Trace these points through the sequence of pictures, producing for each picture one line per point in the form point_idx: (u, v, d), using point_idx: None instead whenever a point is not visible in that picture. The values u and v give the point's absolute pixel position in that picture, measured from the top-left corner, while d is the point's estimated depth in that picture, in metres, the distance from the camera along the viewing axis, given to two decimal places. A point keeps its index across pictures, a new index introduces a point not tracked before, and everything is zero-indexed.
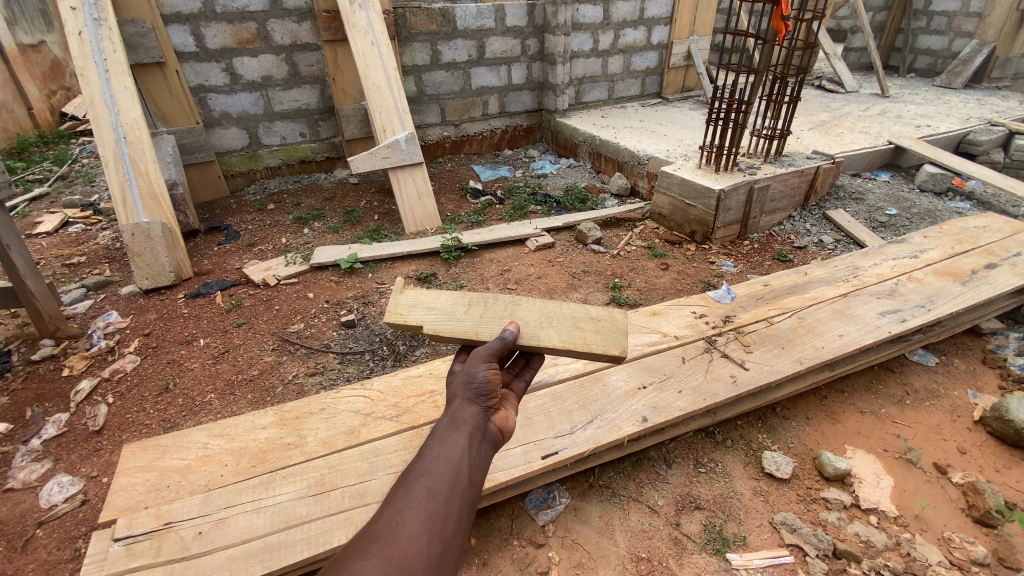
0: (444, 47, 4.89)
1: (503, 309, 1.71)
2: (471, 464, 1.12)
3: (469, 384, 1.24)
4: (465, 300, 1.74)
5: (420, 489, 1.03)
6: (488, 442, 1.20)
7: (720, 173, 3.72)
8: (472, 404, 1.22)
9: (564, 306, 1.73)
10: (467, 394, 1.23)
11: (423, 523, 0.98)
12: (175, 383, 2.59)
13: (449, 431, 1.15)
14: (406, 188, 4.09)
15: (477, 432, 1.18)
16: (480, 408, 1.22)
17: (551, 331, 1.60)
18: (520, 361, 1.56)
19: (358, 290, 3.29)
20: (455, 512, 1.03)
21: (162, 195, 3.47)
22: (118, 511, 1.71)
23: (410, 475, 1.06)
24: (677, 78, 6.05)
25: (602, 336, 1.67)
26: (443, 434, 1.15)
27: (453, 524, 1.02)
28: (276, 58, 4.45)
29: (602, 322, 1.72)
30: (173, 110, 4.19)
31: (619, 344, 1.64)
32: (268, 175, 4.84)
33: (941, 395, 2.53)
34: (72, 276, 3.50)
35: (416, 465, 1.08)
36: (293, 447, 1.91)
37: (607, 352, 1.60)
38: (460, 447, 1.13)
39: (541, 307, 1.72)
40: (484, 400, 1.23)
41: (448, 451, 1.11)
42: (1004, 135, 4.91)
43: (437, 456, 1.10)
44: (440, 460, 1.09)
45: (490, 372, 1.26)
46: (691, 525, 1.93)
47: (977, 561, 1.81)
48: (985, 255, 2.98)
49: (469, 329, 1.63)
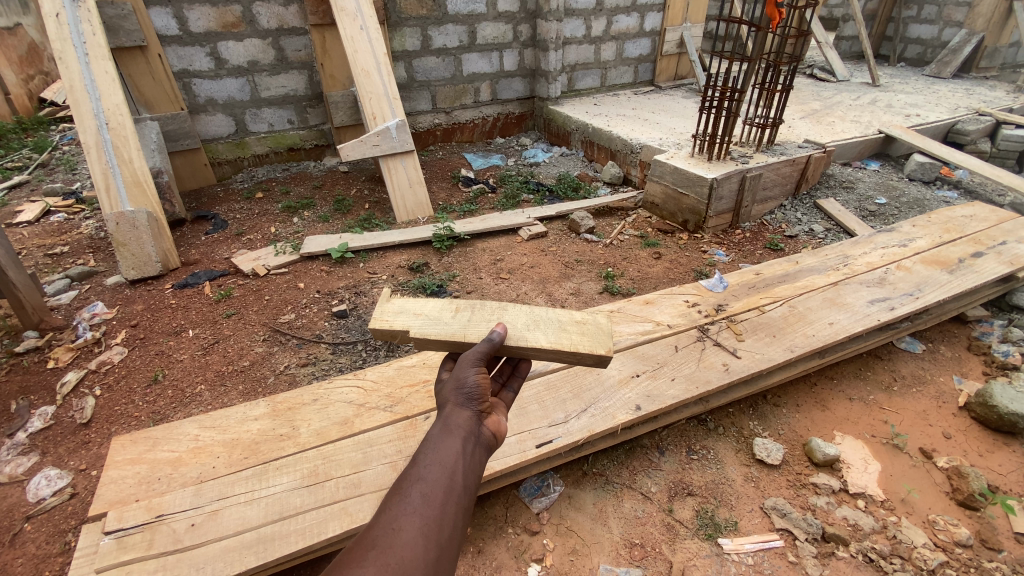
0: (434, 32, 4.81)
1: (490, 313, 1.71)
2: (465, 469, 1.11)
3: (460, 389, 1.22)
4: (452, 307, 1.75)
5: (416, 495, 1.03)
6: (481, 447, 1.19)
7: (713, 162, 3.73)
8: (465, 409, 1.21)
9: (550, 310, 1.73)
10: (458, 400, 1.21)
11: (419, 529, 0.99)
12: (164, 375, 2.55)
13: (443, 436, 1.14)
14: (396, 176, 4.05)
15: (470, 437, 1.17)
16: (472, 412, 1.21)
17: (537, 333, 1.59)
18: (507, 368, 1.54)
19: (348, 280, 3.26)
20: (450, 518, 1.03)
21: (147, 182, 3.40)
22: (108, 504, 1.69)
23: (403, 482, 1.06)
24: (670, 65, 6.01)
25: (588, 338, 1.65)
26: (436, 440, 1.14)
27: (449, 530, 1.02)
28: (262, 42, 4.35)
29: (586, 324, 1.71)
30: (157, 96, 4.09)
31: (604, 345, 1.62)
32: (255, 163, 4.76)
33: (927, 381, 2.57)
34: (55, 266, 3.43)
35: (410, 472, 1.08)
36: (286, 439, 1.90)
37: (592, 353, 1.59)
38: (453, 453, 1.12)
39: (528, 312, 1.72)
40: (475, 404, 1.22)
41: (442, 456, 1.10)
42: (991, 125, 4.96)
43: (430, 462, 1.09)
44: (433, 466, 1.08)
45: (480, 376, 1.25)
46: (683, 512, 1.96)
47: (960, 543, 1.86)
48: (972, 244, 3.01)
49: (457, 332, 1.62)
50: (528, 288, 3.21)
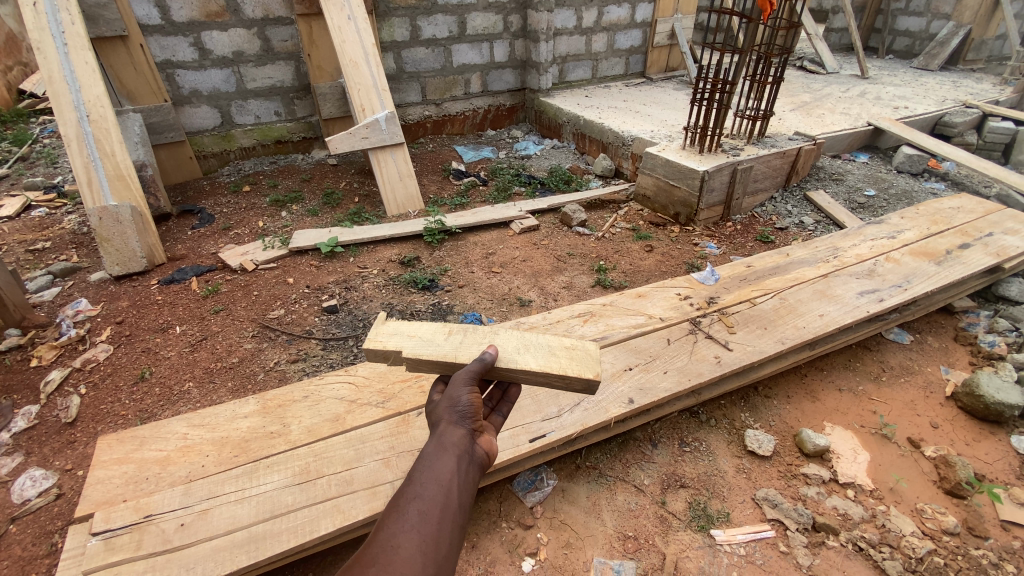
0: (423, 22, 4.75)
1: (482, 336, 1.70)
2: (461, 487, 1.11)
3: (453, 408, 1.21)
4: (445, 329, 1.73)
5: (413, 513, 1.04)
6: (476, 465, 1.18)
7: (704, 155, 3.72)
8: (459, 427, 1.19)
9: (541, 335, 1.71)
10: (452, 418, 1.20)
11: (416, 548, 1.00)
12: (151, 373, 2.51)
13: (437, 454, 1.13)
14: (386, 169, 4.00)
15: (464, 454, 1.16)
16: (466, 430, 1.19)
17: (527, 356, 1.58)
18: (496, 393, 1.52)
19: (339, 275, 3.22)
20: (447, 535, 1.04)
21: (131, 176, 3.33)
22: (95, 504, 1.66)
23: (400, 501, 1.06)
24: (661, 57, 5.99)
25: (576, 363, 1.63)
26: (431, 458, 1.13)
27: (446, 547, 1.03)
28: (247, 32, 4.26)
29: (576, 350, 1.69)
30: (139, 88, 3.99)
31: (593, 369, 1.60)
32: (242, 156, 4.68)
33: (915, 371, 2.60)
34: (37, 262, 3.35)
35: (406, 490, 1.08)
36: (276, 436, 1.88)
37: (580, 376, 1.57)
38: (448, 471, 1.11)
39: (520, 336, 1.70)
40: (469, 422, 1.21)
41: (437, 475, 1.10)
42: (977, 117, 5.01)
43: (426, 480, 1.09)
44: (429, 485, 1.08)
45: (473, 394, 1.24)
46: (676, 504, 1.97)
47: (948, 531, 1.88)
48: (959, 235, 3.05)
49: (448, 354, 1.61)
50: (520, 282, 3.19)
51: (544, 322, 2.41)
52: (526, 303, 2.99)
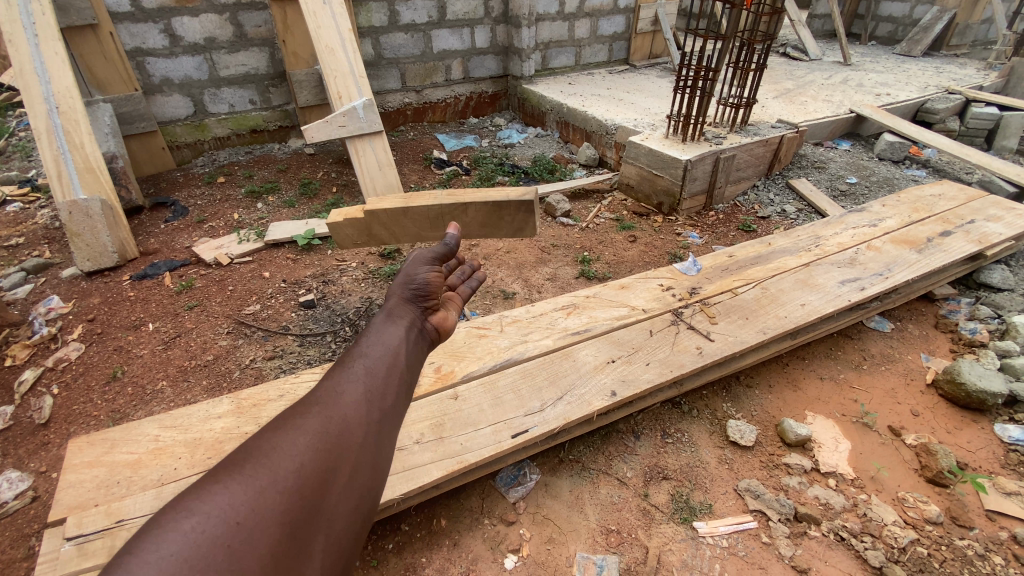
0: (402, 7, 4.62)
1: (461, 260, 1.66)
2: (409, 352, 1.09)
3: (408, 285, 1.24)
4: None
5: (360, 368, 0.99)
6: (425, 338, 1.18)
7: (687, 143, 3.69)
8: (411, 301, 1.21)
9: None
10: (405, 293, 1.22)
11: (363, 395, 0.94)
12: (123, 371, 2.43)
13: (386, 323, 1.13)
14: (365, 159, 3.91)
15: (415, 327, 1.17)
16: (418, 305, 1.22)
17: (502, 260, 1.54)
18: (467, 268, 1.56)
19: (317, 268, 3.15)
20: (395, 387, 0.99)
21: (100, 168, 3.20)
22: (65, 510, 1.60)
23: (348, 358, 1.02)
24: (645, 43, 5.92)
25: None
26: (380, 326, 1.12)
27: (394, 398, 0.98)
28: (218, 17, 4.10)
29: None
30: (109, 75, 3.83)
31: None
32: (216, 146, 4.54)
33: (895, 359, 2.63)
34: (10, 259, 3.22)
35: (353, 350, 1.04)
36: (251, 437, 1.82)
37: None
38: (396, 336, 1.10)
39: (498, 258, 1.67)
40: (423, 299, 1.23)
41: (386, 338, 1.08)
42: (959, 104, 5.04)
43: (374, 341, 1.07)
44: (377, 345, 1.06)
45: (431, 273, 1.28)
46: (659, 496, 1.96)
47: (930, 520, 1.90)
48: (940, 223, 3.06)
49: None
50: (503, 274, 3.15)
51: (526, 315, 2.38)
52: (509, 296, 2.95)
